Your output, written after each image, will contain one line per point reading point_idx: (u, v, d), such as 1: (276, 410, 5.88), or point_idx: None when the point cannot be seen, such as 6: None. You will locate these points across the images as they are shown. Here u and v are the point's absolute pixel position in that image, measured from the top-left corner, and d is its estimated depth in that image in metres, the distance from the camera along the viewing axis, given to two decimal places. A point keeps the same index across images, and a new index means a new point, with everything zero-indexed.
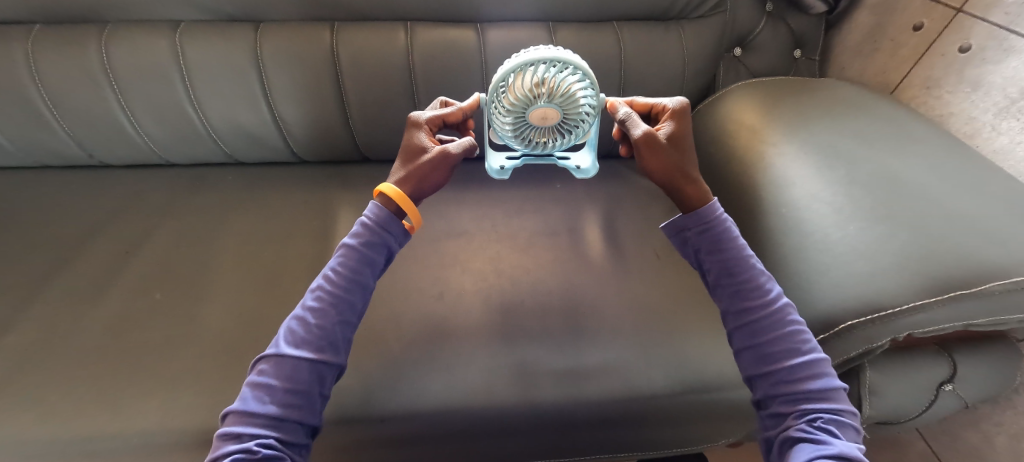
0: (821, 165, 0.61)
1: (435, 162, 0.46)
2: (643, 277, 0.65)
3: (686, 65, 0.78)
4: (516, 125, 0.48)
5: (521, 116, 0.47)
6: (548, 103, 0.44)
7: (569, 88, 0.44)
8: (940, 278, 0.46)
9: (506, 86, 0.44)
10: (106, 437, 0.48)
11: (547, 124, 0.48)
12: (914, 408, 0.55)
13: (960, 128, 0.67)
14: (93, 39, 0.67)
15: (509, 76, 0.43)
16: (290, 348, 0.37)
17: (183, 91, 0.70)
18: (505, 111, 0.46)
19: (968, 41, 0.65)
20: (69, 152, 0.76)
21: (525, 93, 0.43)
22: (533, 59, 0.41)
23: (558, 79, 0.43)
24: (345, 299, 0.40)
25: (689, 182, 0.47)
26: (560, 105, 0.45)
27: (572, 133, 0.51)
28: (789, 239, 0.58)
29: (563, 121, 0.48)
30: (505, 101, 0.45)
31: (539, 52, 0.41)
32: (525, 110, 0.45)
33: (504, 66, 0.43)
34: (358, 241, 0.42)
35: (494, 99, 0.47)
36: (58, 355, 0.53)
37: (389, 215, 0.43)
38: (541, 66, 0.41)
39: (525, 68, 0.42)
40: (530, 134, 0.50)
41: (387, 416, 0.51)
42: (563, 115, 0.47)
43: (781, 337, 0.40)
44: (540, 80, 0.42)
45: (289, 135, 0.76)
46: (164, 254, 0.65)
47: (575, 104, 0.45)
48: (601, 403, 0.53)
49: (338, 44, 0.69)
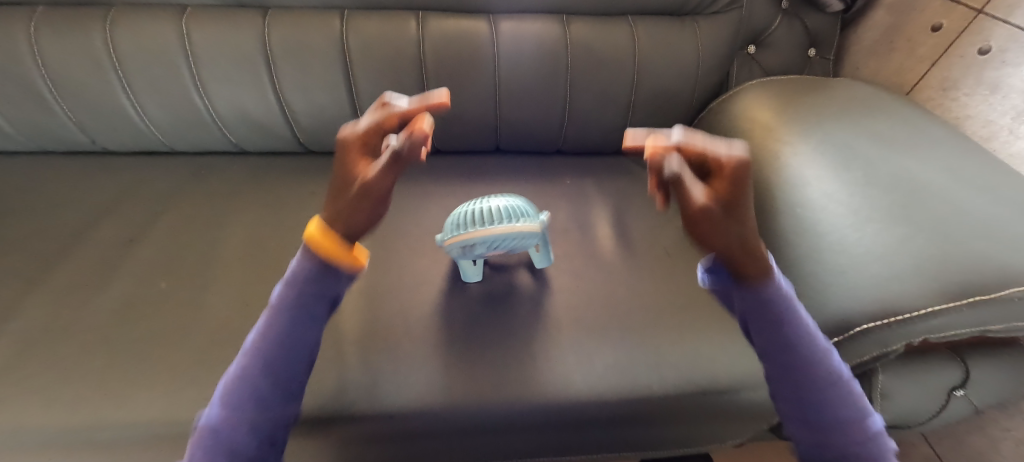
0: (837, 165, 0.60)
1: (355, 197, 0.34)
2: (654, 275, 0.64)
3: (700, 61, 0.77)
4: (480, 261, 0.59)
5: (480, 256, 0.56)
6: (498, 251, 0.53)
7: (516, 245, 0.52)
8: (958, 281, 0.45)
9: (460, 248, 0.51)
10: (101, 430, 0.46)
11: (500, 251, 0.54)
12: (924, 411, 0.55)
13: (976, 131, 0.67)
14: (97, 22, 0.65)
15: (461, 247, 0.51)
16: (220, 427, 0.34)
17: (190, 78, 0.69)
18: (465, 247, 0.51)
19: (988, 43, 0.64)
20: (71, 137, 0.74)
21: (495, 244, 0.51)
22: (476, 240, 0.49)
23: (504, 240, 0.50)
24: (276, 359, 0.36)
25: (752, 256, 0.35)
26: (513, 249, 0.55)
27: (518, 251, 0.58)
28: (803, 241, 0.57)
29: (519, 249, 0.58)
30: (466, 256, 0.55)
31: (508, 227, 0.50)
32: (491, 246, 0.51)
33: (455, 240, 0.51)
34: (282, 298, 0.37)
35: (452, 254, 0.54)
36: (55, 343, 0.52)
37: (318, 261, 0.36)
38: (513, 236, 0.50)
39: (474, 241, 0.49)
40: (494, 255, 0.59)
41: (395, 412, 0.49)
42: (516, 249, 0.55)
43: (818, 400, 0.35)
44: (487, 246, 0.50)
45: (296, 125, 0.75)
46: (168, 244, 0.64)
47: (519, 247, 0.55)
48: (612, 402, 0.52)
49: (348, 33, 0.68)
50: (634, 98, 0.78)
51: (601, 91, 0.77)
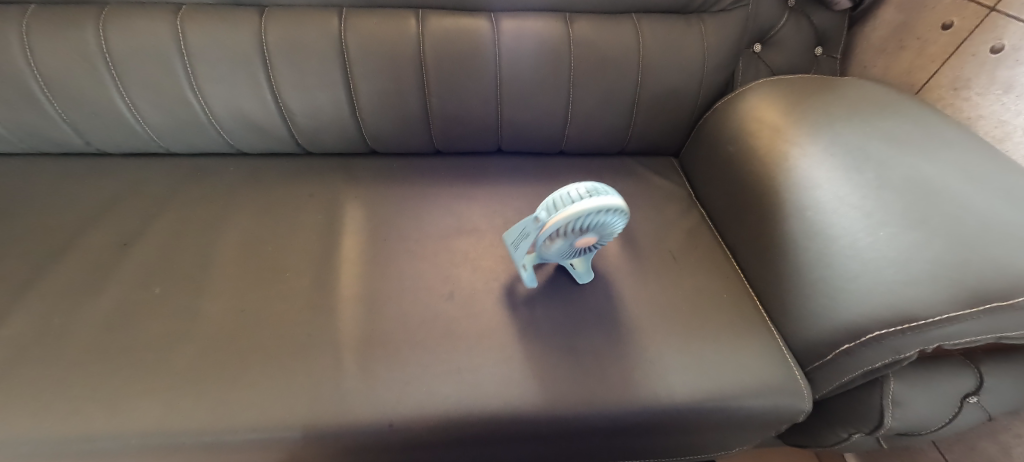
0: (849, 167, 0.59)
1: None
2: (660, 279, 0.63)
3: (706, 60, 0.76)
4: (556, 254, 0.55)
5: (566, 245, 0.52)
6: (587, 235, 0.50)
7: (605, 226, 0.49)
8: (975, 286, 0.44)
9: (548, 230, 0.48)
10: (88, 442, 0.44)
11: (591, 234, 0.51)
12: (937, 420, 0.53)
13: (989, 132, 0.65)
14: (90, 20, 0.64)
15: (554, 226, 0.47)
16: None
17: (186, 78, 0.68)
18: (553, 234, 0.49)
19: (1001, 41, 0.63)
20: (65, 139, 0.73)
21: (581, 224, 0.48)
22: (578, 214, 0.45)
23: (599, 219, 0.47)
24: None
25: None
26: (597, 235, 0.51)
27: (612, 235, 0.53)
28: (814, 244, 0.56)
29: (595, 243, 0.54)
30: (549, 242, 0.51)
31: (592, 201, 0.45)
32: (579, 226, 0.48)
33: (549, 219, 0.47)
34: None
35: (538, 238, 0.51)
36: (42, 350, 0.50)
37: None
38: (601, 210, 0.46)
39: (572, 218, 0.46)
40: (568, 254, 0.56)
41: (395, 422, 0.48)
42: (609, 231, 0.51)
43: None
44: (583, 222, 0.47)
45: (294, 126, 0.74)
46: (164, 248, 0.63)
47: (612, 227, 0.51)
48: (619, 410, 0.50)
49: (347, 31, 0.67)
50: (638, 98, 0.77)
51: (605, 91, 0.75)
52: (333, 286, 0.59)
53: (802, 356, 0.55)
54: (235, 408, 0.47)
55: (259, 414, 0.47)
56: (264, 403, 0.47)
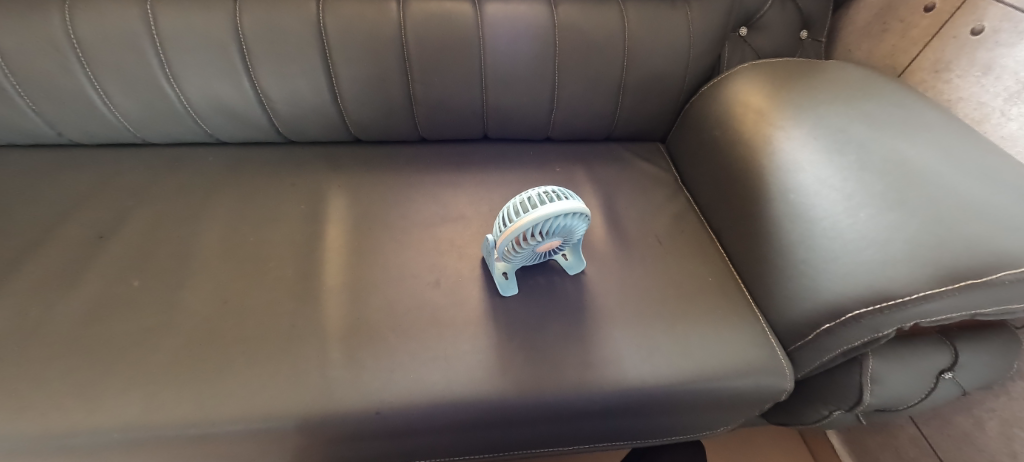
0: (831, 150, 0.59)
1: None
2: (646, 263, 0.64)
3: (692, 43, 0.75)
4: (525, 258, 0.54)
5: (531, 250, 0.51)
6: (548, 239, 0.50)
7: (569, 229, 0.49)
8: (950, 264, 0.45)
9: (510, 237, 0.48)
10: (68, 438, 0.43)
11: (555, 238, 0.50)
12: (914, 396, 0.54)
13: (968, 114, 0.66)
14: (56, 5, 0.62)
15: (517, 232, 0.47)
16: None
17: (158, 64, 0.66)
18: (516, 240, 0.48)
19: (981, 23, 0.63)
20: (33, 130, 0.70)
21: (543, 228, 0.47)
22: (542, 219, 0.45)
23: (562, 223, 0.47)
24: None
25: None
26: (561, 237, 0.51)
27: (577, 236, 0.53)
28: (796, 227, 0.56)
29: (561, 243, 0.54)
30: (514, 250, 0.50)
31: (555, 205, 0.45)
32: (540, 230, 0.47)
33: (513, 224, 0.47)
34: None
35: (504, 246, 0.50)
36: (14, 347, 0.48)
37: None
38: (563, 214, 0.45)
39: (536, 223, 0.45)
40: (537, 255, 0.55)
41: (382, 410, 0.48)
42: (573, 234, 0.51)
43: None
44: (545, 226, 0.46)
45: (274, 114, 0.72)
46: (142, 240, 0.61)
47: (576, 229, 0.50)
48: (604, 394, 0.51)
49: (325, 16, 0.65)
50: (623, 83, 0.76)
51: (590, 76, 0.75)
52: (317, 276, 0.59)
53: (784, 337, 0.56)
54: (219, 399, 0.46)
55: (246, 404, 0.46)
56: (250, 393, 0.47)
